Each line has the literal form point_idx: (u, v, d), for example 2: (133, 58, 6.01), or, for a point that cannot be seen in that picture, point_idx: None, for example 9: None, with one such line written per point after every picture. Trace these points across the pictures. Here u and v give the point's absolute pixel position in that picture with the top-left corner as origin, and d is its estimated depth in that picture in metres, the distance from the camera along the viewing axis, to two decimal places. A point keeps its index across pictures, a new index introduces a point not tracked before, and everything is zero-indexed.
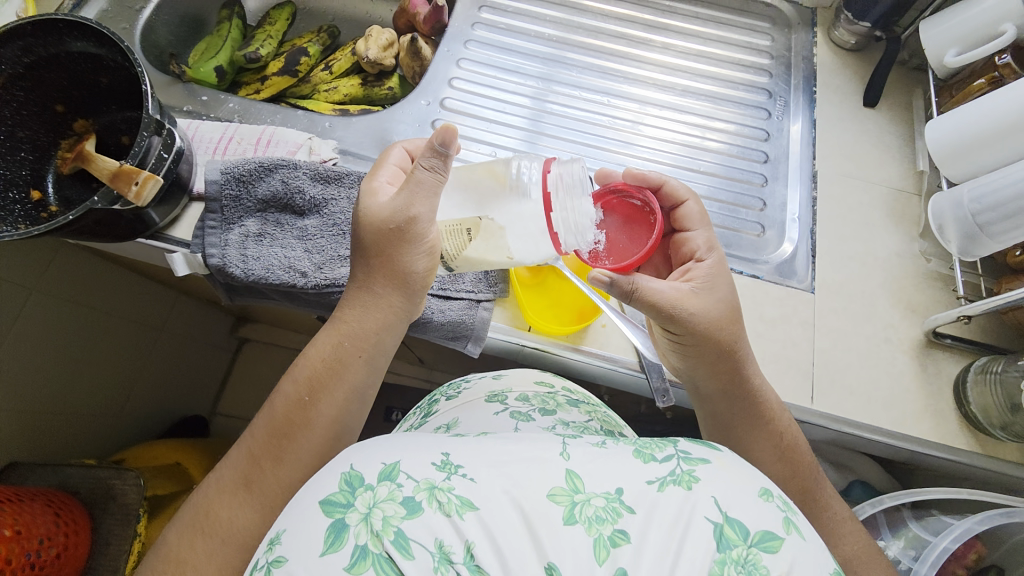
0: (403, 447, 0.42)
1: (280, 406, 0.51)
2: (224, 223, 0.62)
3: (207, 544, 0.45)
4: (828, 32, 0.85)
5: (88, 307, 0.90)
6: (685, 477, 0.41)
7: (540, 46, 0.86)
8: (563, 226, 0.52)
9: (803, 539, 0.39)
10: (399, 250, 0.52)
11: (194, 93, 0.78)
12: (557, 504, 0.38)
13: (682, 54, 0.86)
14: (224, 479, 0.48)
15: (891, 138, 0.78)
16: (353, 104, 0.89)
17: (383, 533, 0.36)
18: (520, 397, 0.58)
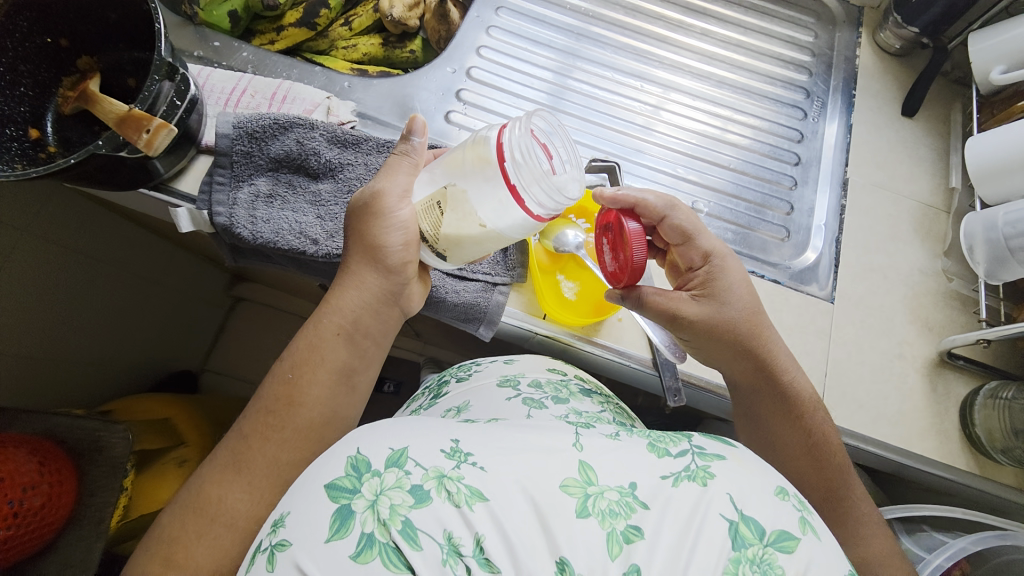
0: (413, 432, 0.40)
1: (267, 387, 0.49)
2: (233, 180, 0.59)
3: (196, 527, 0.43)
4: (873, 33, 0.82)
5: (80, 254, 0.87)
6: (700, 473, 0.41)
7: (573, 20, 0.82)
8: (516, 172, 0.42)
9: (818, 540, 0.39)
10: (373, 225, 0.51)
11: (206, 39, 0.74)
12: (570, 496, 0.37)
13: (721, 43, 0.83)
14: (214, 461, 0.46)
15: (925, 151, 0.76)
16: (371, 65, 0.85)
17: (390, 522, 0.35)
18: (532, 384, 0.57)
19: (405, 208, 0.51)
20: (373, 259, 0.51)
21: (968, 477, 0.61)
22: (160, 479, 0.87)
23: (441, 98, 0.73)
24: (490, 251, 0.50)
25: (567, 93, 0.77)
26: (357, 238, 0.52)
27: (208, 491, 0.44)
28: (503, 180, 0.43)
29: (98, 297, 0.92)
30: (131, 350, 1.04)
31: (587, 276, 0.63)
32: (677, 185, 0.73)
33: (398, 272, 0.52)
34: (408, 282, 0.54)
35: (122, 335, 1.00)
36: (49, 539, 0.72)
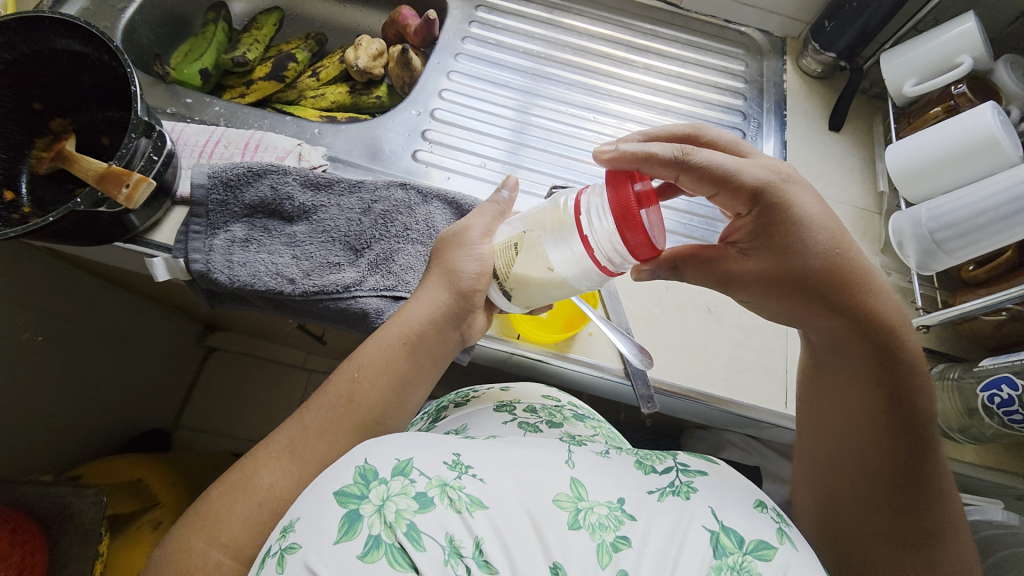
0: (416, 444, 0.43)
1: (332, 384, 0.51)
2: (209, 228, 0.61)
3: (240, 504, 0.44)
4: (796, 60, 0.91)
5: (50, 314, 0.86)
6: (683, 488, 0.45)
7: (528, 62, 0.88)
8: (591, 226, 0.46)
9: (796, 548, 0.41)
10: (454, 250, 0.55)
11: (178, 96, 0.76)
12: (562, 509, 0.40)
13: (663, 75, 0.91)
14: (270, 444, 0.47)
15: (854, 161, 0.83)
16: (340, 111, 0.89)
17: (396, 524, 0.37)
18: (528, 409, 0.60)
19: (485, 244, 0.55)
20: (451, 278, 0.54)
21: None
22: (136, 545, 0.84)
23: (408, 138, 0.77)
24: (554, 298, 0.53)
25: (530, 129, 0.83)
26: (438, 261, 0.56)
27: (257, 473, 0.45)
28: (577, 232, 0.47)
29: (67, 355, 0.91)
30: (102, 409, 1.01)
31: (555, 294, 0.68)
32: None
33: (468, 298, 0.54)
34: (475, 310, 0.55)
35: (96, 392, 0.98)
36: None
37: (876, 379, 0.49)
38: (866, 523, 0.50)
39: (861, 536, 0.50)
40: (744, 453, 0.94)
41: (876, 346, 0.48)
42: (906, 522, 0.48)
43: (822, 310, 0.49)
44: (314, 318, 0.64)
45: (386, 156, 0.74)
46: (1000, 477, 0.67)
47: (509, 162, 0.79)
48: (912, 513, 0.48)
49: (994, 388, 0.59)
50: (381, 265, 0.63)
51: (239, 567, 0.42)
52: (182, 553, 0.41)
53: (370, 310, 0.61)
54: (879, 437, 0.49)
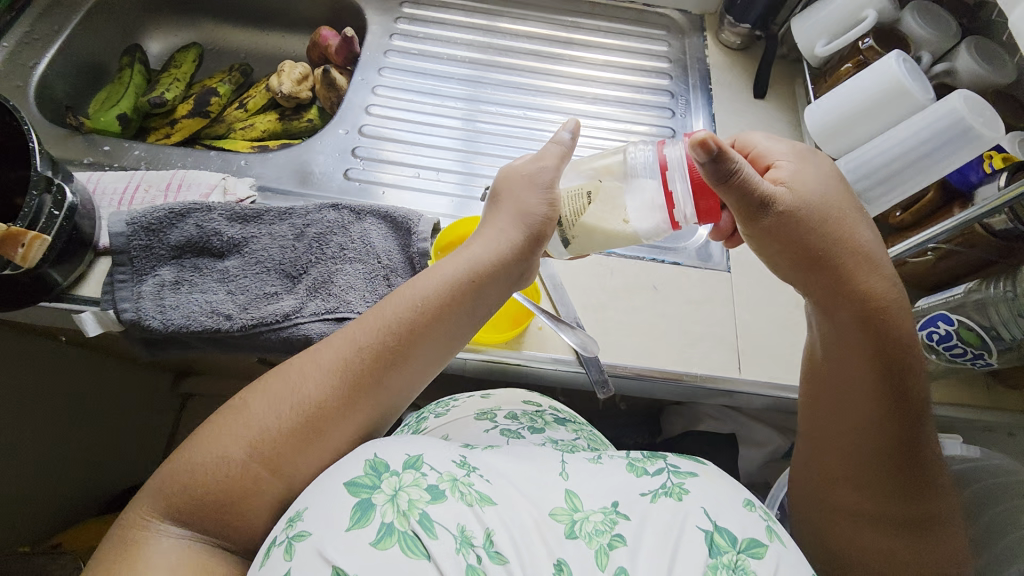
0: (426, 442, 0.46)
1: (393, 313, 0.50)
2: (136, 275, 0.59)
3: (270, 403, 0.46)
4: (716, 35, 0.93)
5: None
6: (675, 489, 0.46)
7: (467, 70, 0.88)
8: (676, 180, 0.51)
9: (784, 546, 0.43)
10: (526, 189, 0.56)
11: (95, 144, 0.74)
12: (558, 522, 0.43)
13: (590, 65, 0.92)
14: (315, 354, 0.49)
15: (781, 125, 0.85)
16: (271, 139, 0.88)
17: (408, 512, 0.40)
18: (509, 415, 0.60)
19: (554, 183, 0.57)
20: (521, 217, 0.56)
21: None
22: None
23: (338, 158, 0.77)
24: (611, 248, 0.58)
25: (482, 136, 0.83)
26: (507, 202, 0.57)
27: (292, 379, 0.47)
28: (661, 184, 0.51)
29: None
30: (71, 474, 0.97)
31: None
32: None
33: (537, 239, 0.55)
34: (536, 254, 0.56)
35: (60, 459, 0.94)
36: None
37: (881, 369, 0.51)
38: (853, 507, 0.54)
39: (855, 523, 0.54)
40: (719, 423, 0.95)
41: (879, 334, 0.51)
42: (893, 504, 0.52)
43: (837, 296, 0.52)
44: (258, 352, 0.63)
45: (317, 179, 0.74)
46: (956, 412, 0.69)
47: (466, 172, 0.79)
48: (908, 504, 0.51)
49: (932, 326, 0.62)
50: (320, 289, 0.62)
51: (248, 454, 0.44)
52: (208, 448, 0.45)
53: (313, 335, 0.60)
54: (884, 427, 0.51)
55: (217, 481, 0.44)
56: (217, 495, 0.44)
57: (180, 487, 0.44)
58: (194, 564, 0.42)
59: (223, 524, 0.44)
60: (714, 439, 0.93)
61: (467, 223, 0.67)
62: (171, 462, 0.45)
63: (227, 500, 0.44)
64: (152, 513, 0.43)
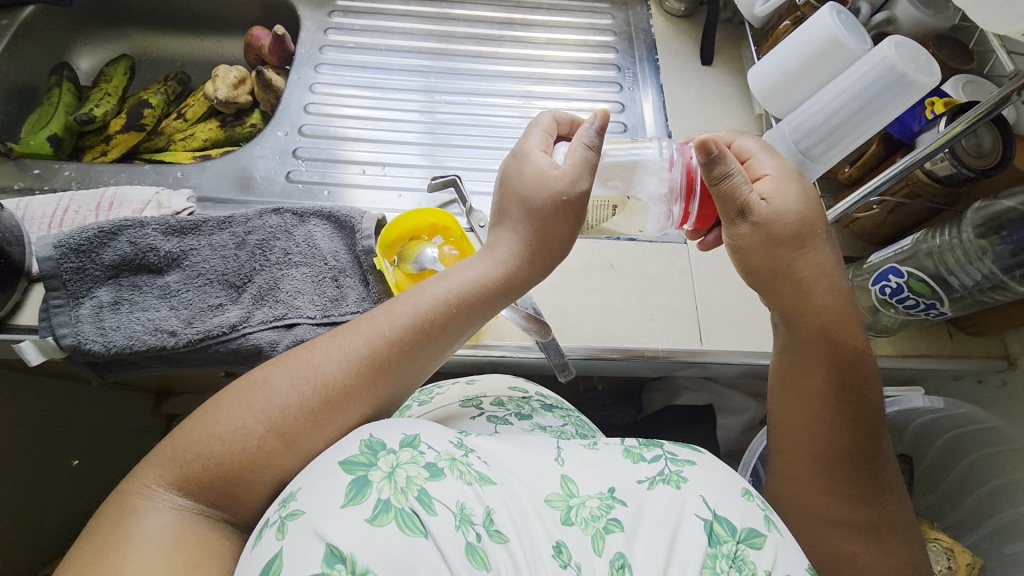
0: (421, 423, 0.44)
1: (415, 305, 0.49)
2: (71, 299, 0.57)
3: (290, 376, 0.45)
4: (659, 4, 0.91)
5: None
6: (674, 477, 0.45)
7: (427, 61, 0.86)
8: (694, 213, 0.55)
9: (781, 534, 0.43)
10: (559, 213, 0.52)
11: (26, 168, 0.71)
12: (554, 508, 0.42)
13: (533, 45, 0.90)
14: (337, 336, 0.48)
15: (730, 90, 0.84)
16: (214, 148, 0.85)
17: (406, 489, 0.38)
18: (495, 402, 0.60)
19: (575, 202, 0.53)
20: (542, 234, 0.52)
21: None
22: None
23: (280, 161, 0.74)
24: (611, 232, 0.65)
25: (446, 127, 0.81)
26: (523, 184, 0.53)
27: (315, 356, 0.46)
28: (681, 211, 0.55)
29: None
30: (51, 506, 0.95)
31: None
32: None
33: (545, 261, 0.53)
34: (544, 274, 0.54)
35: None
36: None
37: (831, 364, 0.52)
38: (827, 514, 0.53)
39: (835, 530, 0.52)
40: (697, 395, 0.95)
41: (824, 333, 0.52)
42: (857, 509, 0.51)
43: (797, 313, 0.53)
44: (210, 366, 0.61)
45: (258, 184, 0.72)
46: (920, 362, 0.69)
47: (435, 166, 0.77)
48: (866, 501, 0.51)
49: (884, 280, 0.60)
50: (266, 297, 0.61)
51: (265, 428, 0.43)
52: (223, 417, 0.43)
53: (263, 344, 0.59)
54: (841, 432, 0.52)
55: (227, 452, 0.42)
56: (226, 464, 0.42)
57: (189, 454, 0.42)
58: (192, 536, 0.40)
59: (225, 496, 0.42)
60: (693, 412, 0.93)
61: (411, 217, 0.64)
62: (181, 432, 0.44)
63: (235, 471, 0.42)
64: (154, 480, 0.41)
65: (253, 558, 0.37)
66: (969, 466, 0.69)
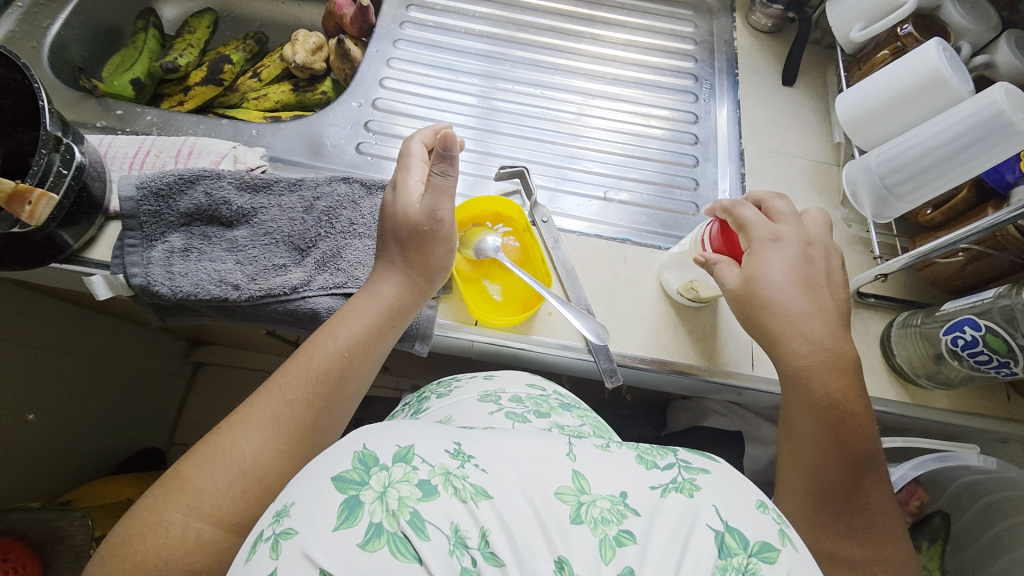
0: (417, 431, 0.41)
1: (319, 359, 0.51)
2: (145, 241, 0.59)
3: (213, 472, 0.43)
4: (746, 16, 0.89)
5: (30, 346, 0.85)
6: (687, 485, 0.42)
7: (492, 46, 0.86)
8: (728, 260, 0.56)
9: (796, 551, 0.39)
10: (432, 249, 0.56)
11: (108, 108, 0.73)
12: (563, 503, 0.39)
13: (612, 44, 0.88)
14: (250, 411, 0.47)
15: (809, 113, 0.82)
16: (284, 111, 0.86)
17: (399, 512, 0.36)
18: (513, 397, 0.60)
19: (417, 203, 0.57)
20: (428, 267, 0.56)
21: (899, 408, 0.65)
22: None
23: (351, 132, 0.75)
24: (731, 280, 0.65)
25: (499, 114, 0.81)
26: (393, 216, 0.57)
27: (232, 442, 0.45)
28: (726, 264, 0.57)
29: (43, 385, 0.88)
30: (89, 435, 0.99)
31: (507, 277, 0.65)
32: (595, 180, 0.77)
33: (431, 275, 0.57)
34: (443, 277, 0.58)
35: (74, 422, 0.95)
36: None
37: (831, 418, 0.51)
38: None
39: None
40: (727, 419, 0.93)
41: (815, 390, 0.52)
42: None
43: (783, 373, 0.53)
44: (265, 323, 0.63)
45: (329, 152, 0.73)
46: (975, 420, 0.66)
47: (483, 151, 0.77)
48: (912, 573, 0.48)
49: (958, 330, 0.57)
50: (329, 263, 0.62)
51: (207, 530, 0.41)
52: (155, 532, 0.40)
53: (321, 309, 0.60)
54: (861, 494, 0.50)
55: (172, 552, 0.40)
56: (173, 563, 0.40)
57: (124, 561, 0.39)
58: None
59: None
60: (720, 436, 0.92)
61: (483, 202, 0.65)
62: (111, 543, 0.40)
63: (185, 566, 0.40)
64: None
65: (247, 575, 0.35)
66: (1006, 532, 0.66)
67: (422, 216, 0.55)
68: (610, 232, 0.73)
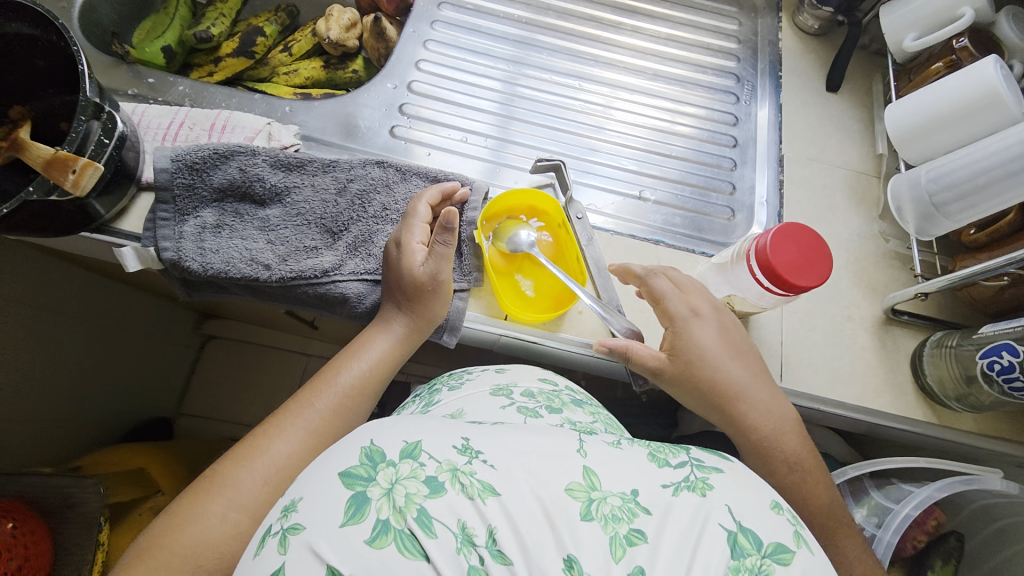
0: (424, 428, 0.40)
1: (345, 378, 0.54)
2: (178, 214, 0.58)
3: (252, 474, 0.46)
4: (792, 17, 0.86)
5: (47, 311, 0.84)
6: (699, 484, 0.40)
7: (521, 31, 0.84)
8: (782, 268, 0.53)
9: (812, 554, 0.38)
10: (430, 302, 0.57)
11: (140, 76, 0.72)
12: (574, 499, 0.36)
13: (653, 38, 0.86)
14: (279, 421, 0.50)
15: (852, 122, 0.80)
16: (314, 88, 0.84)
17: (406, 509, 0.34)
18: (525, 393, 0.57)
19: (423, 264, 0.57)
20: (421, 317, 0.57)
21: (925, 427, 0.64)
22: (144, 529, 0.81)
23: (385, 114, 0.74)
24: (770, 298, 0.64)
25: (518, 101, 0.79)
26: (395, 274, 0.57)
27: (265, 447, 0.48)
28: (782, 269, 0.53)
29: (57, 351, 0.87)
30: (100, 402, 0.99)
31: (541, 273, 0.65)
32: (629, 178, 0.76)
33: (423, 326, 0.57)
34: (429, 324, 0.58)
35: (86, 388, 0.95)
36: None
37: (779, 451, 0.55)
38: None
39: None
40: None
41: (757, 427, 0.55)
42: None
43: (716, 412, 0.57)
44: (293, 304, 0.62)
45: (363, 133, 0.72)
46: (1004, 445, 0.65)
47: (503, 138, 0.76)
48: None
49: (994, 355, 0.55)
50: (360, 247, 0.61)
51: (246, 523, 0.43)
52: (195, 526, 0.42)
53: (351, 294, 0.59)
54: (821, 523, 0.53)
55: (210, 543, 0.42)
56: (208, 555, 0.41)
57: (163, 549, 0.40)
58: None
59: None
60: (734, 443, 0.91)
61: (518, 196, 0.64)
62: (150, 534, 0.42)
63: (218, 560, 0.41)
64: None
65: (256, 569, 0.34)
66: None
67: (425, 278, 0.56)
68: (644, 232, 0.72)
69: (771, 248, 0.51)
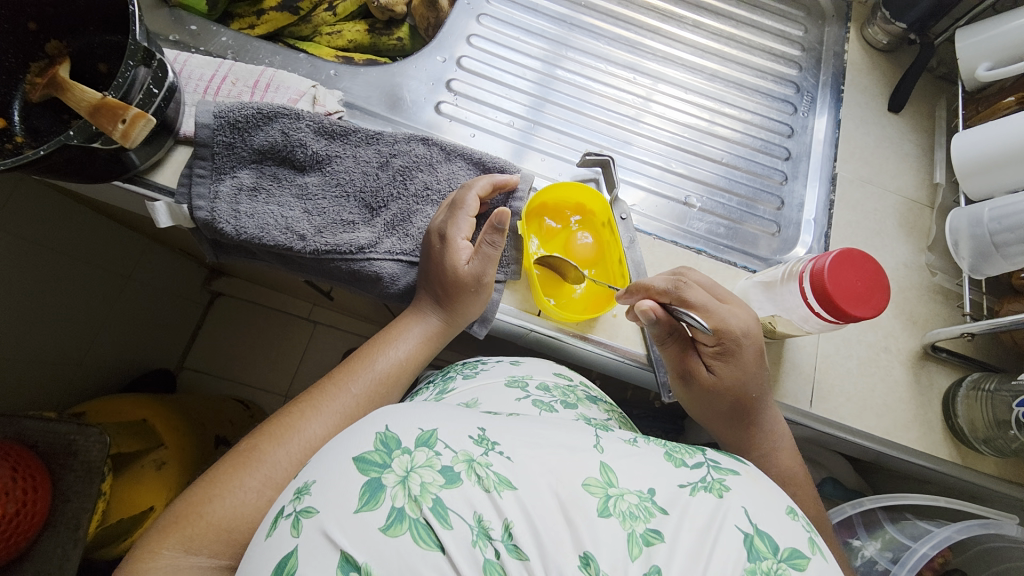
0: (439, 415, 0.37)
1: (381, 363, 0.54)
2: (214, 173, 0.56)
3: (287, 449, 0.45)
4: (861, 28, 0.83)
5: (59, 253, 0.82)
6: (716, 485, 0.37)
7: (564, 8, 0.80)
8: (838, 300, 0.50)
9: (827, 561, 0.35)
10: (468, 304, 0.56)
11: (181, 21, 0.69)
12: (591, 495, 0.34)
13: (713, 35, 0.82)
14: (312, 399, 0.50)
15: (910, 147, 0.77)
16: (357, 52, 0.81)
17: (421, 498, 0.32)
18: (541, 386, 0.53)
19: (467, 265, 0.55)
20: (455, 317, 0.57)
21: (949, 466, 0.63)
22: (139, 484, 0.79)
23: (431, 89, 0.72)
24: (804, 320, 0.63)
25: (556, 84, 0.76)
26: (437, 267, 0.56)
27: (297, 422, 0.47)
28: (835, 302, 0.50)
29: (63, 292, 0.85)
30: (105, 348, 0.97)
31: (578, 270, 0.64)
32: (674, 181, 0.73)
33: (453, 323, 0.57)
34: (462, 323, 0.57)
35: (92, 333, 0.93)
36: (26, 545, 0.67)
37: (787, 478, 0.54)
38: None
39: None
40: None
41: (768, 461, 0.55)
42: None
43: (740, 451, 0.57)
44: (324, 278, 0.60)
45: (407, 106, 0.70)
46: None
47: (532, 119, 0.73)
48: None
49: None
50: (398, 227, 0.59)
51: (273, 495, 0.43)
52: (228, 494, 0.42)
53: (384, 274, 0.58)
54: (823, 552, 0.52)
55: (244, 514, 0.41)
56: (242, 529, 0.41)
57: (200, 519, 0.40)
58: None
59: (243, 554, 0.40)
60: None
61: (562, 188, 0.62)
62: (185, 502, 0.42)
63: (252, 534, 0.41)
64: (169, 547, 0.39)
65: (268, 550, 0.32)
66: None
67: (468, 279, 0.55)
68: (685, 238, 0.70)
69: (829, 272, 0.50)
